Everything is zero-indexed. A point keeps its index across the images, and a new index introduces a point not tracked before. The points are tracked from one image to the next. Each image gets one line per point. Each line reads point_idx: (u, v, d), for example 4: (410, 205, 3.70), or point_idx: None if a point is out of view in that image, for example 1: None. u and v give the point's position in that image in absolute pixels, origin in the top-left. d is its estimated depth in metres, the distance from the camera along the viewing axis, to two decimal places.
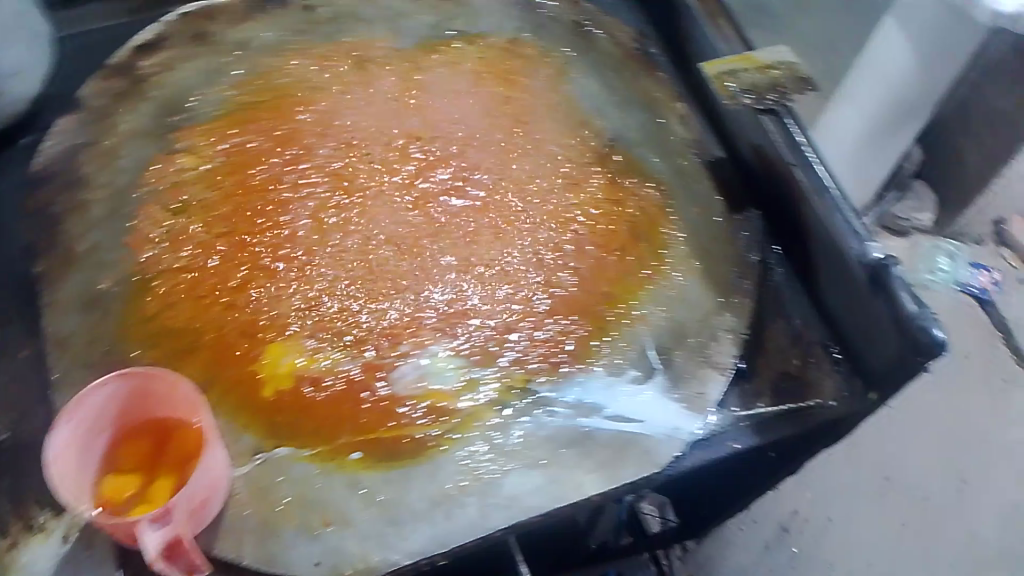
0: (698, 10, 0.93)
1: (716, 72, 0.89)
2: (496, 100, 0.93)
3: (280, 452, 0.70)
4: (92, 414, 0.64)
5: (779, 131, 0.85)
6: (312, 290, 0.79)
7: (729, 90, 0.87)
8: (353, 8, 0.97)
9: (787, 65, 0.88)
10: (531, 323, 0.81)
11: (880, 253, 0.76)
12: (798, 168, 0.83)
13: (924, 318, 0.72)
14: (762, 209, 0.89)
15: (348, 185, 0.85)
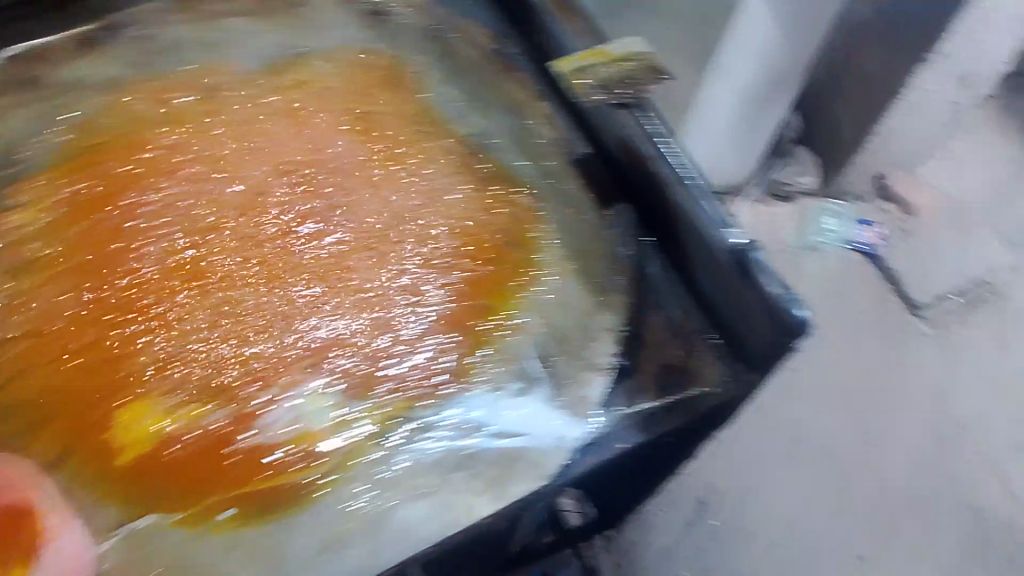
0: (548, 7, 0.95)
1: (570, 69, 0.92)
2: (353, 118, 0.89)
3: (145, 521, 0.69)
4: None
5: (635, 125, 0.88)
6: (169, 341, 0.76)
7: (583, 86, 0.91)
8: (194, 33, 0.93)
9: (637, 58, 0.92)
10: (406, 347, 0.79)
11: (741, 241, 0.80)
12: (658, 161, 0.85)
13: (791, 299, 0.77)
14: (632, 203, 0.89)
15: (200, 226, 0.82)
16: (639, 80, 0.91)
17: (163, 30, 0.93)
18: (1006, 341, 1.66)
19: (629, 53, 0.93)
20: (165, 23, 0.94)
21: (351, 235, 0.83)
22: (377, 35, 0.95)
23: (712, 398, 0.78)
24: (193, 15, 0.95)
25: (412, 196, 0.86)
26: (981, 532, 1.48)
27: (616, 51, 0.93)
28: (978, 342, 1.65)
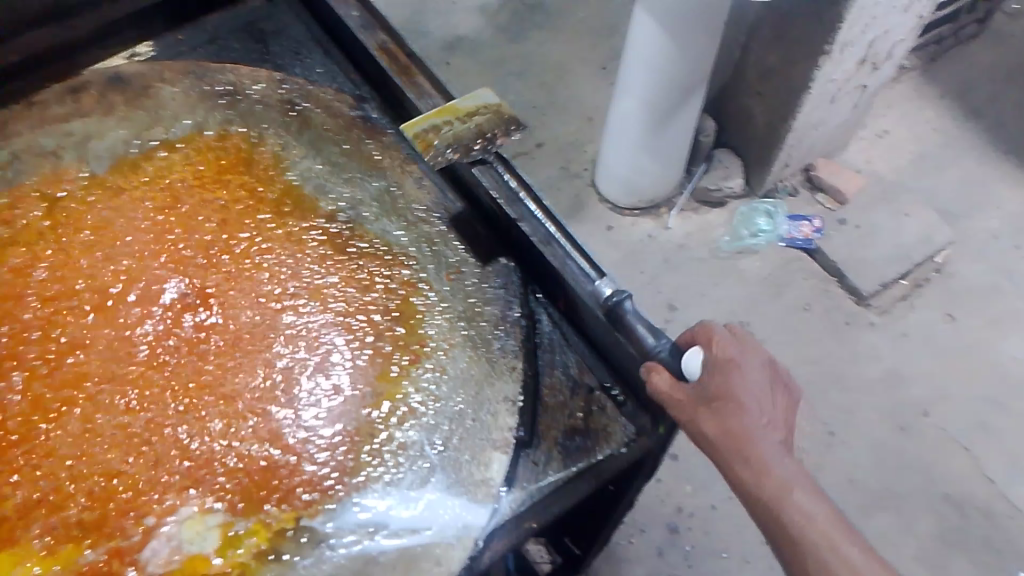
0: (390, 70, 0.91)
1: (416, 132, 0.84)
2: (214, 210, 0.85)
3: None
4: None
5: (494, 183, 0.84)
6: (35, 479, 0.69)
7: (433, 146, 0.82)
8: (31, 141, 0.86)
9: (486, 110, 0.87)
10: (292, 467, 0.70)
11: (609, 291, 0.75)
12: (524, 222, 0.82)
13: (664, 348, 0.74)
14: (511, 253, 0.85)
15: (58, 345, 0.75)
16: (491, 131, 0.85)
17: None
18: (958, 316, 1.60)
19: (475, 105, 0.87)
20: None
21: (221, 337, 0.77)
22: (229, 114, 0.91)
23: (623, 457, 0.73)
24: (28, 121, 0.88)
25: (281, 281, 0.81)
26: (960, 521, 1.39)
27: (461, 105, 0.87)
28: (930, 321, 1.59)
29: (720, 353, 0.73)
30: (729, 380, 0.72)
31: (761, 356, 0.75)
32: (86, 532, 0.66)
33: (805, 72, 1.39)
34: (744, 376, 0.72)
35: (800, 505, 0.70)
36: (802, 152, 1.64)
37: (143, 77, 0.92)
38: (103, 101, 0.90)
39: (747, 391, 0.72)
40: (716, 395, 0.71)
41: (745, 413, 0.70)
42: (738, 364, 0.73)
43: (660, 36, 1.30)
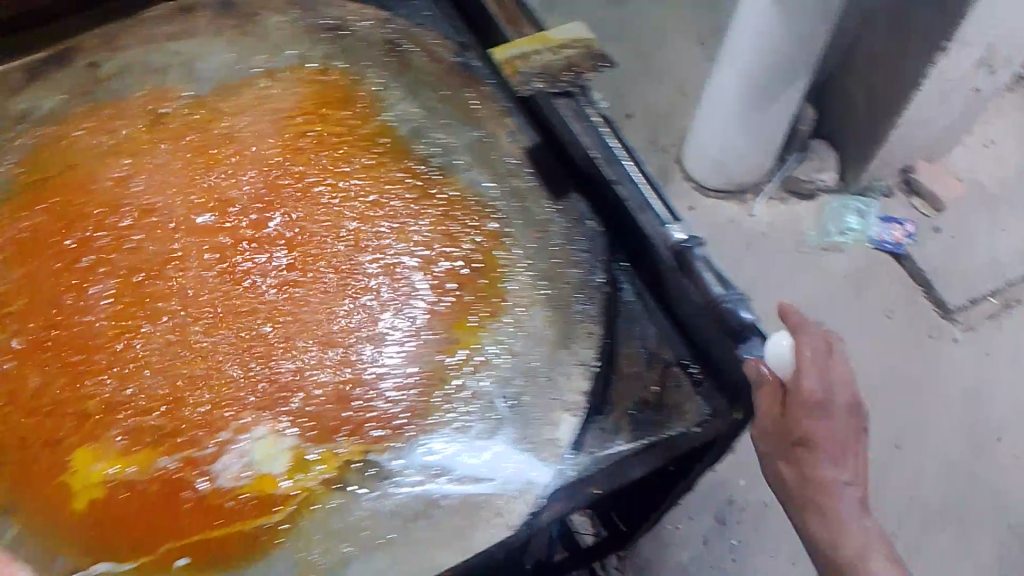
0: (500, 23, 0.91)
1: (505, 57, 0.87)
2: (309, 142, 0.86)
3: (99, 568, 0.63)
4: None
5: (592, 144, 0.83)
6: (122, 377, 0.70)
7: (519, 74, 0.86)
8: (139, 58, 0.88)
9: (581, 43, 0.87)
10: (364, 394, 0.71)
11: (680, 236, 0.77)
12: (620, 185, 0.81)
13: (731, 299, 0.74)
14: (589, 198, 0.84)
15: (156, 253, 0.77)
16: (581, 67, 0.86)
17: (107, 57, 0.88)
18: None
19: (569, 37, 0.88)
20: (111, 48, 0.88)
21: (307, 265, 0.77)
22: (331, 49, 0.91)
23: (693, 436, 0.71)
24: (137, 37, 0.89)
25: (369, 219, 0.81)
26: None
27: (556, 36, 0.89)
28: (1016, 345, 1.53)
29: (814, 386, 0.67)
30: (810, 462, 0.69)
31: (845, 394, 0.68)
32: (162, 436, 0.68)
33: (920, 68, 1.33)
34: (827, 461, 0.69)
35: (864, 550, 0.70)
36: (905, 153, 1.58)
37: (253, 4, 0.93)
38: (212, 24, 0.91)
39: (835, 435, 0.68)
40: (789, 409, 0.68)
41: (815, 419, 0.68)
42: (831, 377, 0.68)
43: (776, 33, 1.28)
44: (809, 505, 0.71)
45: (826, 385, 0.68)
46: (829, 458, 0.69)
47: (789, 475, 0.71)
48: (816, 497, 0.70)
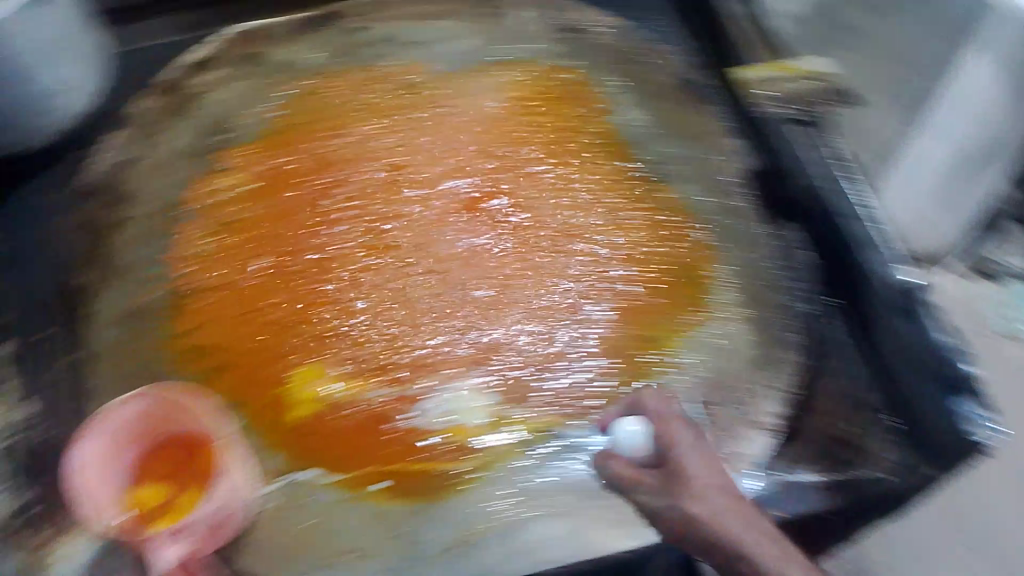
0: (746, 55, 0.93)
1: (744, 78, 0.90)
2: (537, 132, 0.90)
3: (308, 474, 0.74)
4: (131, 424, 0.71)
5: (819, 172, 0.83)
6: (346, 313, 0.80)
7: (757, 96, 0.89)
8: (398, 29, 0.94)
9: (820, 76, 0.90)
10: (565, 366, 0.78)
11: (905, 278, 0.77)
12: (846, 218, 0.81)
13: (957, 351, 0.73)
14: (806, 230, 0.84)
15: (392, 210, 0.84)
16: (817, 96, 0.89)
17: (370, 24, 0.94)
18: None
19: (813, 69, 0.90)
20: (373, 15, 0.94)
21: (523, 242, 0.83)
22: (570, 49, 0.94)
23: (887, 483, 0.69)
24: (398, 10, 0.95)
25: (585, 212, 0.85)
26: None
27: (797, 66, 0.90)
28: None
29: (696, 469, 0.60)
30: (793, 555, 0.56)
31: (712, 461, 0.61)
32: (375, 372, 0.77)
33: None
34: (754, 540, 0.56)
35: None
36: None
37: None
38: (469, 10, 0.95)
39: (744, 531, 0.56)
40: (694, 489, 0.58)
41: (709, 488, 0.58)
42: (680, 437, 0.62)
43: None
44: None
45: (711, 459, 0.61)
46: (755, 544, 0.56)
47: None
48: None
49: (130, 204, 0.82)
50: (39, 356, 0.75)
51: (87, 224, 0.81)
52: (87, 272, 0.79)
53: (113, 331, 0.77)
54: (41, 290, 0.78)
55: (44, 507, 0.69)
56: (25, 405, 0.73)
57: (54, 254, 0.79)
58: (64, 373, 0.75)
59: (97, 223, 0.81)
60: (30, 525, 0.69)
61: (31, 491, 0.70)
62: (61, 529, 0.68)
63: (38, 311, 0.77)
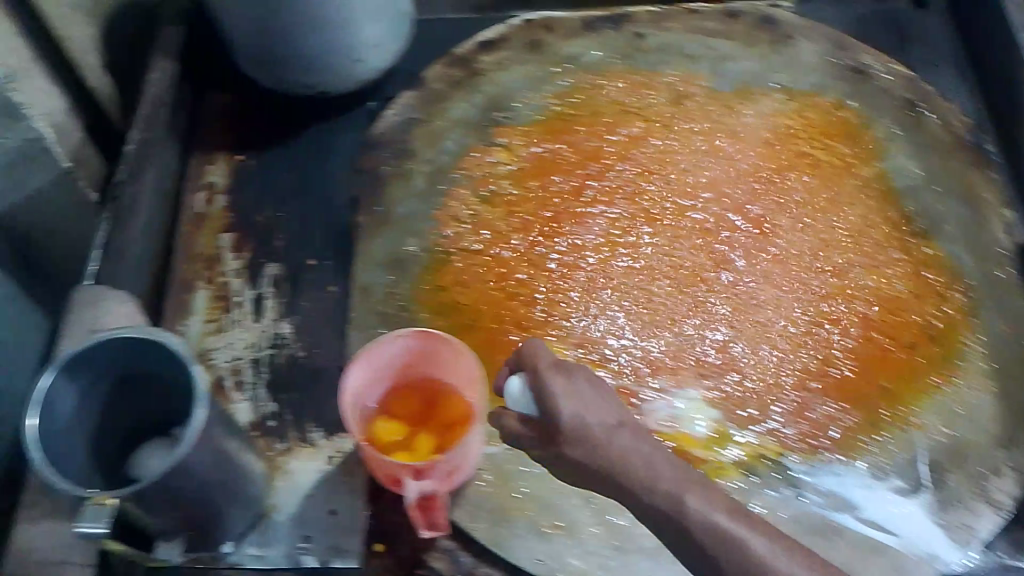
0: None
1: None
2: (803, 167, 0.90)
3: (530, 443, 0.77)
4: (389, 357, 0.74)
5: None
6: (589, 301, 0.84)
7: None
8: (679, 40, 0.97)
9: None
10: (798, 397, 0.78)
11: None
12: None
13: None
14: None
15: (646, 211, 0.88)
16: None
17: (654, 32, 0.97)
18: None
19: None
20: (657, 25, 0.98)
21: (770, 268, 0.85)
22: (851, 88, 0.94)
23: None
24: (682, 24, 0.98)
25: (840, 252, 0.85)
26: None
27: None
28: None
29: (560, 400, 0.60)
30: (716, 495, 0.56)
31: (573, 401, 0.60)
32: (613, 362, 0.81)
33: None
34: (666, 471, 0.57)
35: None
36: None
37: (796, 27, 0.98)
38: (751, 34, 0.97)
39: (687, 477, 0.57)
40: (573, 437, 0.59)
41: (576, 416, 0.60)
42: (558, 389, 0.61)
43: None
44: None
45: (618, 408, 0.61)
46: (661, 472, 0.57)
47: (681, 541, 0.55)
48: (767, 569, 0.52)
49: (412, 159, 0.91)
50: (316, 280, 0.85)
51: (372, 171, 0.90)
52: (366, 215, 0.88)
53: (378, 272, 0.85)
54: (327, 225, 0.88)
55: (297, 416, 0.79)
56: (298, 321, 0.83)
57: (344, 193, 0.90)
58: (335, 300, 0.84)
59: (380, 173, 0.90)
60: (285, 430, 0.79)
61: (293, 400, 0.80)
62: (310, 438, 0.78)
63: (323, 240, 0.87)
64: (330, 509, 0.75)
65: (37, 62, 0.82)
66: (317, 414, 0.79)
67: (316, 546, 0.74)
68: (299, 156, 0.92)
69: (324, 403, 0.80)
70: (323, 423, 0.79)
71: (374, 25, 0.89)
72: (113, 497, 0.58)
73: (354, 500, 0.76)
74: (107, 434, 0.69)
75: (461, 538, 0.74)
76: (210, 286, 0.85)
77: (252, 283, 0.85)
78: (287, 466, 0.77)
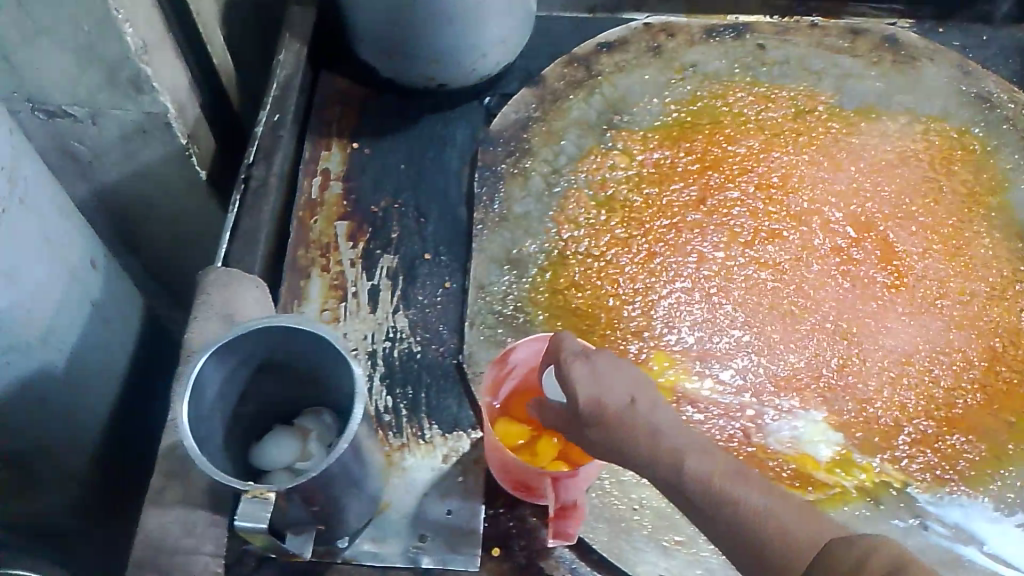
0: None
1: None
2: (929, 192, 0.89)
3: None
4: (522, 359, 0.73)
5: None
6: (708, 314, 0.83)
7: None
8: (802, 55, 0.97)
9: None
10: (922, 427, 0.77)
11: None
12: None
13: None
14: None
15: (767, 228, 0.87)
16: None
17: (776, 44, 0.97)
18: None
19: None
20: (780, 37, 0.98)
21: (893, 293, 0.84)
22: (976, 115, 0.93)
23: None
24: (806, 37, 0.98)
25: (965, 282, 0.84)
26: None
27: None
28: None
29: (581, 381, 0.62)
30: (717, 459, 0.54)
31: (578, 371, 0.63)
32: (736, 376, 0.79)
33: None
34: (663, 429, 0.58)
35: (890, 547, 0.43)
36: None
37: (921, 48, 0.97)
38: (876, 51, 0.96)
39: (688, 443, 0.56)
40: (591, 416, 0.61)
41: (581, 389, 0.62)
42: (577, 366, 0.63)
43: None
44: (771, 543, 0.49)
45: (629, 385, 0.62)
46: (659, 431, 0.57)
47: (679, 499, 0.55)
48: (778, 532, 0.48)
49: (530, 157, 0.90)
50: (432, 275, 0.84)
51: (489, 167, 0.89)
52: (483, 212, 0.87)
53: (496, 270, 0.84)
54: (443, 219, 0.87)
55: (412, 411, 0.78)
56: (414, 314, 0.82)
57: (459, 188, 0.89)
58: (452, 297, 0.83)
59: (498, 169, 0.89)
60: (401, 426, 0.77)
61: (408, 396, 0.79)
62: (424, 435, 0.77)
63: (440, 235, 0.87)
64: (446, 508, 0.73)
65: (167, 36, 0.80)
66: (432, 411, 0.78)
67: (432, 546, 0.71)
68: (414, 147, 0.92)
69: (440, 400, 0.79)
70: (438, 419, 0.78)
71: (507, 19, 0.88)
72: (271, 492, 0.55)
73: (471, 500, 0.74)
74: (236, 419, 0.68)
75: (578, 547, 0.72)
76: (325, 273, 0.83)
77: (368, 274, 0.84)
78: (403, 461, 0.76)
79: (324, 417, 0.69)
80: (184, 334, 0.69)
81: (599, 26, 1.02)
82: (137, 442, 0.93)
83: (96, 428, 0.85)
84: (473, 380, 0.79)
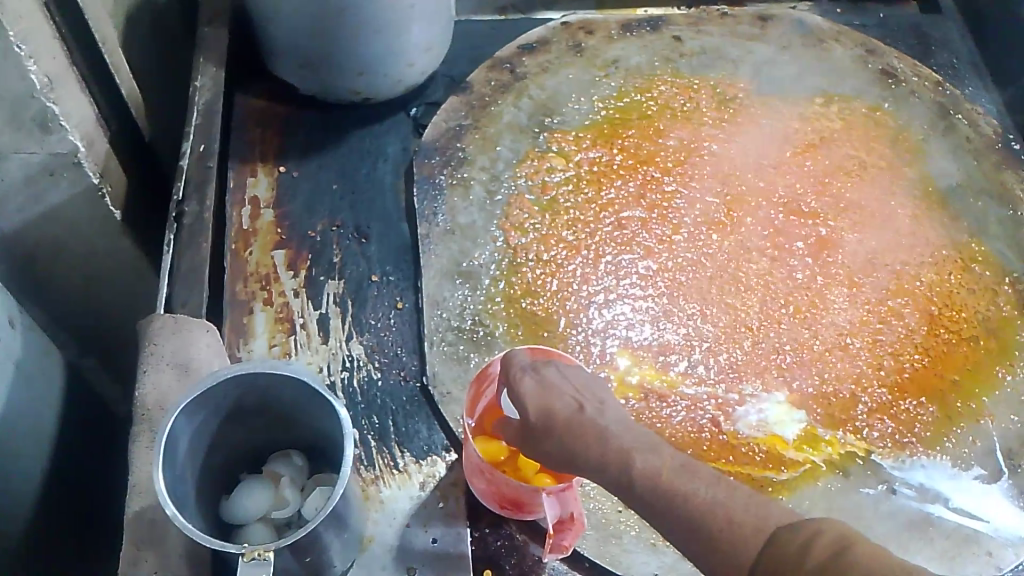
0: None
1: None
2: (853, 168, 0.93)
3: None
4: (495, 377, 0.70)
5: None
6: (663, 307, 0.83)
7: None
8: (717, 45, 1.01)
9: None
10: (879, 395, 0.79)
11: None
12: None
13: None
14: None
15: (709, 218, 0.89)
16: None
17: (691, 36, 1.02)
18: None
19: None
20: (695, 29, 1.03)
21: (832, 270, 0.86)
22: (884, 91, 0.99)
23: None
24: (720, 27, 1.03)
25: (897, 253, 0.88)
26: None
27: None
28: None
29: (530, 394, 0.61)
30: (665, 456, 0.53)
31: (529, 382, 0.61)
32: (699, 366, 0.80)
33: None
34: (611, 429, 0.56)
35: (834, 530, 0.42)
36: None
37: (826, 31, 1.03)
38: (784, 36, 1.02)
39: (636, 442, 0.54)
40: (543, 427, 0.59)
41: (532, 401, 0.60)
42: (532, 377, 0.62)
43: None
44: (719, 534, 0.47)
45: (580, 392, 0.60)
46: (608, 432, 0.56)
47: (630, 501, 0.53)
48: (726, 522, 0.47)
49: (468, 166, 0.89)
50: (383, 296, 0.81)
51: (428, 179, 0.88)
52: (427, 227, 0.85)
53: (449, 285, 0.82)
54: (386, 237, 0.85)
55: (381, 439, 0.74)
56: (369, 340, 0.79)
57: (397, 204, 0.87)
58: (407, 316, 0.81)
59: (437, 180, 0.88)
60: (372, 459, 0.73)
61: (375, 425, 0.75)
62: (398, 465, 0.73)
63: (384, 253, 0.84)
64: (431, 537, 0.69)
65: (70, 68, 0.73)
66: (401, 436, 0.74)
67: None
68: (345, 165, 0.89)
69: (409, 424, 0.75)
70: (409, 445, 0.74)
71: (437, 25, 0.87)
72: (270, 551, 0.53)
73: (455, 525, 0.70)
74: (200, 475, 0.63)
75: (570, 557, 0.70)
76: (269, 306, 0.79)
77: (314, 302, 0.80)
78: (379, 495, 0.71)
79: (295, 460, 0.66)
80: (134, 392, 0.65)
81: (516, 26, 1.04)
82: (73, 505, 0.86)
83: (28, 497, 0.78)
84: (441, 402, 0.76)
